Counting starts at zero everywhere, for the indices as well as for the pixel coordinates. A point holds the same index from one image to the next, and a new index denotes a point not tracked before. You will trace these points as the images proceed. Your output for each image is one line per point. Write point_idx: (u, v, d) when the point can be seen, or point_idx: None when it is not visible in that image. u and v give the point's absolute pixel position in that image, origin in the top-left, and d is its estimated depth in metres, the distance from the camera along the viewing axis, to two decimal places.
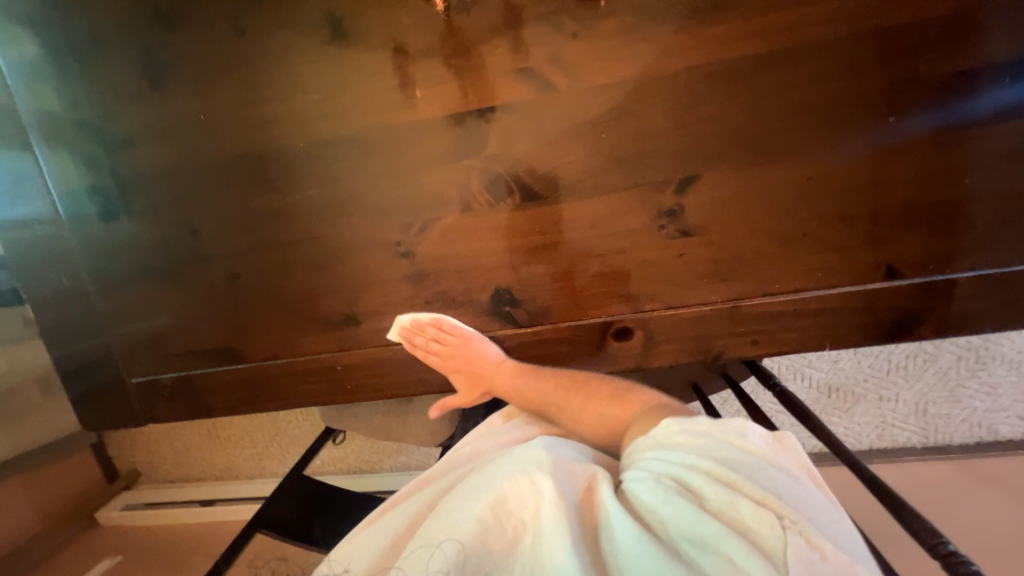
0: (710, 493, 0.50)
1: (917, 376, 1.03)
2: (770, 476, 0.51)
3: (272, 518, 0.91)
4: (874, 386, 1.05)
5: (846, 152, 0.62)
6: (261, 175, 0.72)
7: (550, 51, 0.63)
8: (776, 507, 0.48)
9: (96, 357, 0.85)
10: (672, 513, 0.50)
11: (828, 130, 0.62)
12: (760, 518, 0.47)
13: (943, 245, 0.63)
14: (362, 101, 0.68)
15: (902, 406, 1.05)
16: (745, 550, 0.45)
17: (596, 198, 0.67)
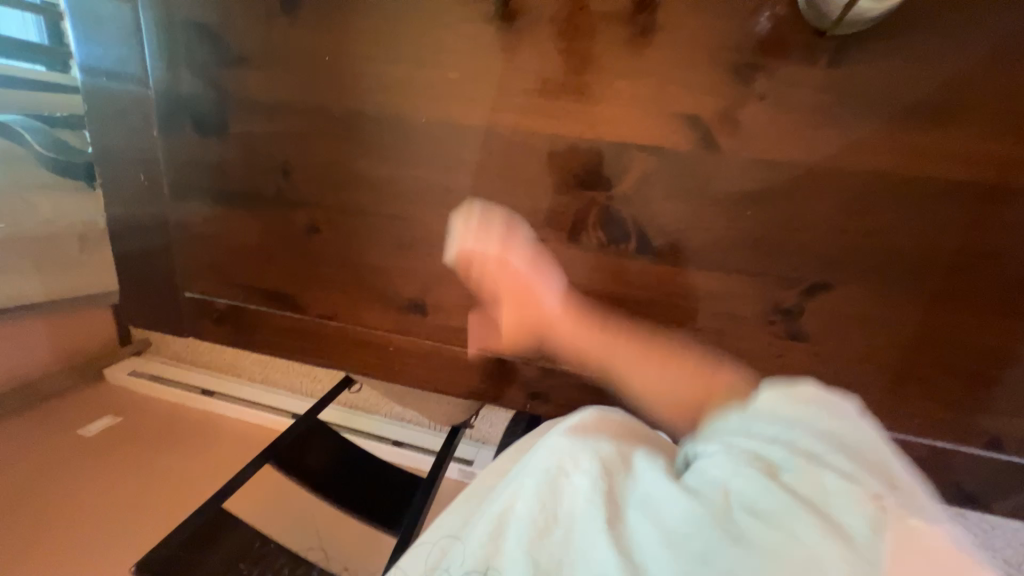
0: (786, 469, 0.40)
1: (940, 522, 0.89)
2: (870, 450, 0.42)
3: (301, 466, 0.99)
4: None
5: (998, 310, 0.57)
6: (372, 138, 0.68)
7: (724, 106, 0.56)
8: (868, 489, 0.38)
9: (154, 259, 0.83)
10: (746, 491, 0.40)
11: (989, 281, 0.57)
12: (874, 476, 0.39)
13: None
14: (501, 93, 0.62)
15: None
16: (819, 528, 0.36)
17: (713, 272, 0.62)
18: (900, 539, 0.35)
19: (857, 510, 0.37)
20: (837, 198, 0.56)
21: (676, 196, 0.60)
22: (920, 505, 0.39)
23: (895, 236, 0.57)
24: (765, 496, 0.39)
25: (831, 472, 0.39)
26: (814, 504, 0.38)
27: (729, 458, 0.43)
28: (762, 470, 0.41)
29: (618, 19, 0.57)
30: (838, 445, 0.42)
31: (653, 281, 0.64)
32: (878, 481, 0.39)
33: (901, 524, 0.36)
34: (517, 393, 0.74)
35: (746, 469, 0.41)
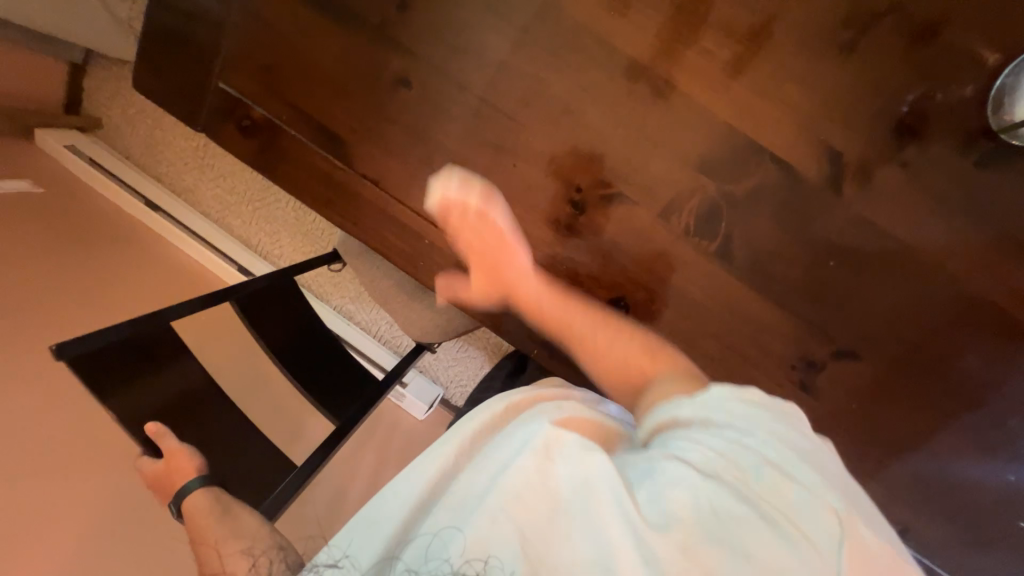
0: (757, 480, 0.46)
1: None
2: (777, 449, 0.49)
3: (262, 329, 0.92)
4: None
5: (970, 437, 0.64)
6: (517, 19, 0.61)
7: (867, 157, 0.56)
8: (795, 479, 0.46)
9: (197, 26, 0.70)
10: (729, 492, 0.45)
11: (975, 408, 0.63)
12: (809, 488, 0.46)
13: (954, 550, 0.68)
14: (672, 38, 0.58)
15: None
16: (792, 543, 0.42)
17: (768, 303, 0.64)
18: (855, 543, 0.44)
19: (822, 526, 0.44)
20: (907, 283, 0.60)
21: (778, 219, 0.60)
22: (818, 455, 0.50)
23: (931, 337, 0.61)
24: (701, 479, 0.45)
25: (758, 459, 0.47)
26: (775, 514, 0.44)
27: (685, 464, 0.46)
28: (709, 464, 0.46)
29: (824, 22, 0.54)
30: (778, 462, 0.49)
31: (709, 287, 0.65)
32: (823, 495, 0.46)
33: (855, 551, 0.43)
34: (532, 338, 0.73)
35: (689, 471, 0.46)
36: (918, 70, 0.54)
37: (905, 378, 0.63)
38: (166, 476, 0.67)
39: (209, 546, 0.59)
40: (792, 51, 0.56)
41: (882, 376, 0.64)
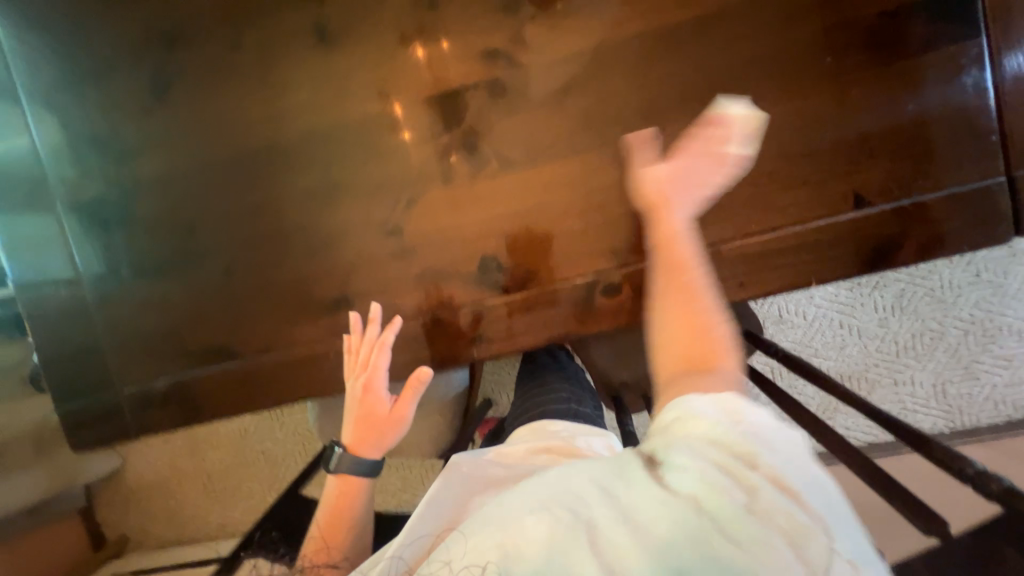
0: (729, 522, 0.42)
1: (921, 359, 1.46)
2: (752, 487, 0.44)
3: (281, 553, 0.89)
4: (883, 370, 1.48)
5: (802, 92, 0.66)
6: (258, 172, 0.76)
7: (512, 32, 0.70)
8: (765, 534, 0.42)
9: (87, 368, 0.84)
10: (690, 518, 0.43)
11: (774, 75, 0.66)
12: (771, 538, 0.41)
13: (907, 169, 0.66)
14: (347, 93, 0.74)
15: (910, 387, 1.45)
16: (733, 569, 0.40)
17: (569, 159, 0.71)
18: None
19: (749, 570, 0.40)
20: (627, 60, 0.68)
21: (510, 115, 0.72)
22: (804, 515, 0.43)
23: (689, 72, 0.68)
24: (690, 513, 0.44)
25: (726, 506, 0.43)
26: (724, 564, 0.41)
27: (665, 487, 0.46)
28: (705, 492, 0.44)
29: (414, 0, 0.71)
30: (768, 502, 0.43)
31: (526, 189, 0.73)
32: (782, 547, 0.41)
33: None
34: (460, 345, 0.76)
35: (682, 504, 0.44)
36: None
37: (708, 107, 0.68)
38: (374, 427, 0.79)
39: (338, 528, 0.77)
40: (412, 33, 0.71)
41: (694, 123, 0.68)
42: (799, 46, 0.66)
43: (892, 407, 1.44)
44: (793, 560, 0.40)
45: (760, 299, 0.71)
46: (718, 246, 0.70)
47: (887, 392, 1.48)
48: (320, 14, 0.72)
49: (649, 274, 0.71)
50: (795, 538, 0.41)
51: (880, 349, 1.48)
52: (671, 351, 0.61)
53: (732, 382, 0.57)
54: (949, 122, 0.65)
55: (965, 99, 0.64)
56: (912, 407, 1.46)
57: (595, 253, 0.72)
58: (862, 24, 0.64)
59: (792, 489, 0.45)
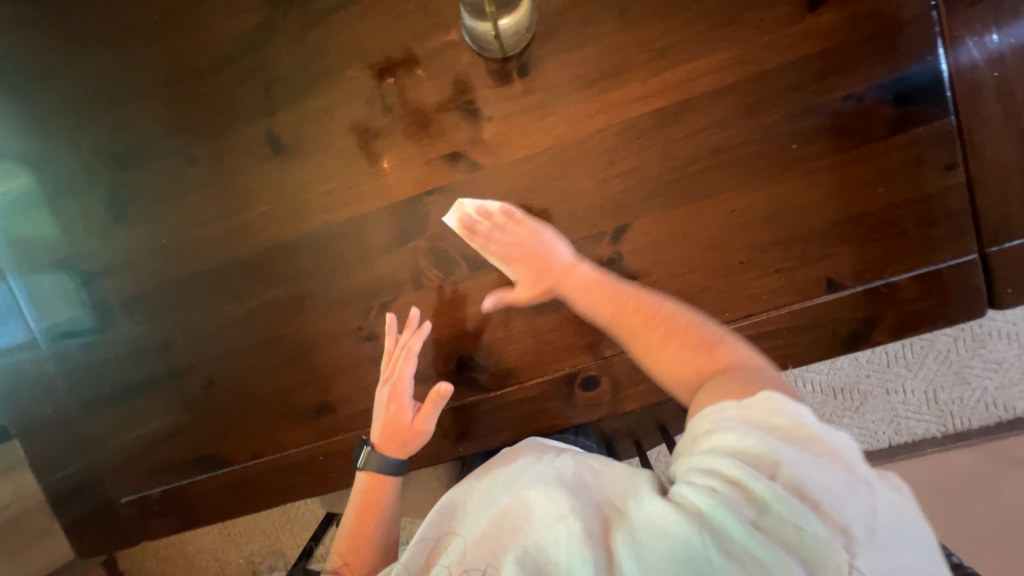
0: (781, 513, 0.38)
1: (919, 364, 1.06)
2: (796, 456, 0.40)
3: None
4: (879, 380, 1.07)
5: (769, 178, 0.65)
6: (228, 286, 0.75)
7: (472, 134, 0.68)
8: (826, 523, 0.38)
9: (83, 482, 0.85)
10: (742, 507, 0.38)
11: (741, 164, 0.65)
12: (835, 514, 0.38)
13: (878, 251, 0.65)
14: (308, 202, 0.72)
15: (911, 396, 1.06)
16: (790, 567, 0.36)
17: (539, 258, 0.70)
18: None
19: (823, 569, 0.36)
20: (593, 157, 0.67)
21: (477, 216, 0.70)
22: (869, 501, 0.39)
23: (656, 166, 0.66)
24: (741, 513, 0.38)
25: (786, 491, 0.39)
26: (796, 546, 0.37)
27: (698, 490, 0.40)
28: (752, 492, 0.39)
29: (370, 107, 0.69)
30: (816, 469, 0.40)
31: (498, 289, 0.72)
32: (847, 513, 0.38)
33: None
34: (445, 442, 0.77)
35: (728, 504, 0.39)
36: (443, 70, 0.67)
37: (677, 201, 0.66)
38: (397, 437, 0.71)
39: (369, 520, 0.67)
40: (370, 140, 0.69)
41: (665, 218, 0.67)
42: (764, 134, 0.64)
43: (899, 418, 1.06)
44: (861, 532, 0.38)
45: None
46: None
47: (875, 406, 1.07)
48: (273, 125, 0.70)
49: (627, 366, 0.71)
50: (851, 493, 0.39)
51: (869, 357, 1.07)
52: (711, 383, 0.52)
53: (727, 368, 0.52)
54: (920, 205, 0.64)
55: (934, 179, 0.63)
56: (910, 416, 1.06)
57: (534, 254, 0.68)
58: (830, 110, 0.63)
59: (827, 447, 0.42)
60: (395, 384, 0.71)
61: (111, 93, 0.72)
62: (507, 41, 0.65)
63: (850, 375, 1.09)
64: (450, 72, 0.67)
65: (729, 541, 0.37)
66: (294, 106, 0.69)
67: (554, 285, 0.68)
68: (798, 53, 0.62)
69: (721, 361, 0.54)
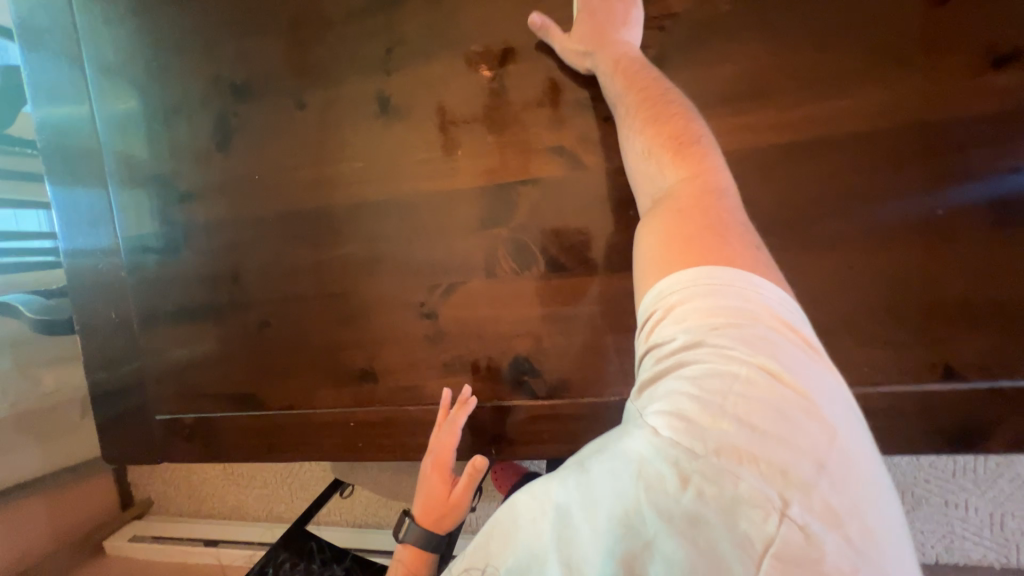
0: (704, 449, 0.33)
1: (989, 482, 0.92)
2: (742, 393, 0.35)
3: None
4: (938, 489, 0.95)
5: (900, 239, 0.58)
6: (304, 233, 0.76)
7: (582, 132, 0.65)
8: (756, 456, 0.33)
9: (127, 391, 0.88)
10: (666, 448, 0.34)
11: (871, 218, 0.59)
12: (772, 458, 0.33)
13: (1012, 347, 0.57)
14: (401, 168, 0.71)
15: (974, 515, 0.94)
16: (713, 506, 0.32)
17: (623, 272, 0.66)
18: (786, 547, 0.31)
19: (750, 518, 0.31)
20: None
21: (569, 215, 0.67)
22: (819, 438, 0.34)
23: (773, 202, 0.61)
24: (675, 460, 0.33)
25: (721, 421, 0.34)
26: (728, 494, 0.32)
27: (644, 432, 0.36)
28: (691, 436, 0.34)
29: (485, 86, 0.67)
30: (761, 411, 0.34)
31: (571, 295, 0.68)
32: (785, 456, 0.33)
33: (793, 533, 0.31)
34: (478, 440, 0.73)
35: (665, 450, 0.34)
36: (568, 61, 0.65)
37: (789, 243, 0.61)
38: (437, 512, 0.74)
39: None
40: (477, 118, 0.68)
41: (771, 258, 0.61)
42: (904, 191, 0.58)
43: (953, 536, 0.95)
44: (802, 471, 0.32)
45: None
46: None
47: (927, 516, 0.96)
48: (385, 85, 0.70)
49: None
50: (804, 442, 0.33)
51: (935, 463, 0.96)
52: (679, 216, 0.48)
53: (712, 193, 0.49)
54: None
55: None
56: (967, 537, 0.95)
57: (602, 24, 0.62)
58: (990, 180, 0.56)
59: (786, 389, 0.35)
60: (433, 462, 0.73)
61: (242, 26, 0.75)
62: (642, 43, 0.62)
63: (907, 476, 0.97)
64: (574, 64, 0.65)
65: (657, 493, 0.33)
66: (411, 70, 0.69)
67: (605, 60, 0.60)
68: (964, 111, 0.56)
69: (703, 171, 0.51)
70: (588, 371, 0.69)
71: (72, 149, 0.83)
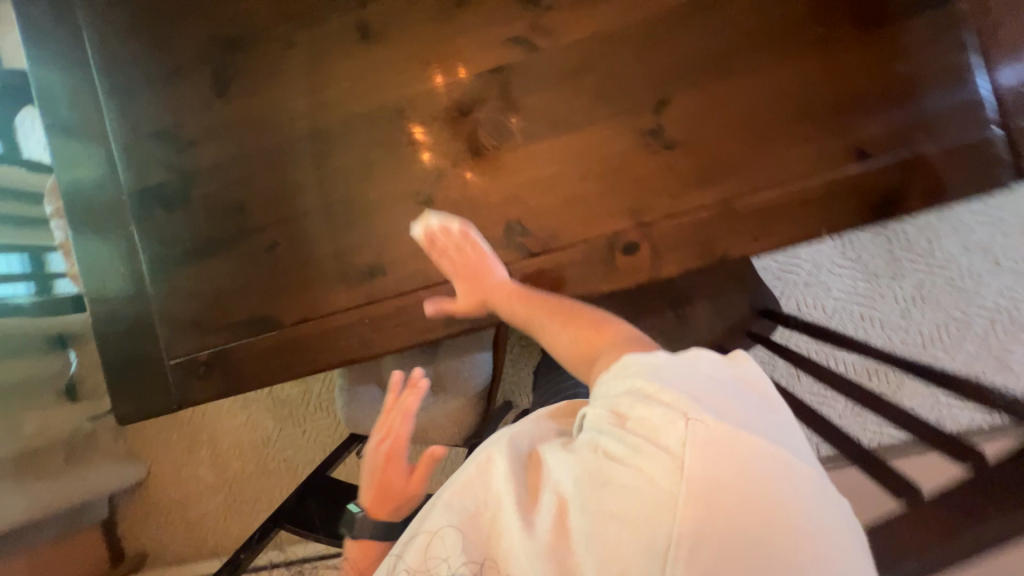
0: (635, 415, 0.53)
1: (909, 307, 1.43)
2: (656, 402, 0.52)
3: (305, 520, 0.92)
4: (881, 309, 1.44)
5: (797, 57, 0.73)
6: (303, 154, 0.84)
7: (533, 21, 0.78)
8: (679, 406, 0.50)
9: (138, 342, 0.89)
10: (595, 432, 0.56)
11: (772, 45, 0.73)
12: (673, 394, 0.52)
13: (903, 123, 0.71)
14: (384, 81, 0.82)
15: (909, 334, 1.43)
16: (647, 454, 0.49)
17: (586, 128, 0.77)
18: (695, 440, 0.47)
19: (667, 429, 0.49)
20: (636, 40, 0.76)
21: (534, 91, 0.79)
22: (716, 398, 0.53)
23: (693, 48, 0.75)
24: (616, 443, 0.53)
25: (646, 405, 0.53)
26: (652, 428, 0.51)
27: (583, 447, 0.56)
28: (619, 428, 0.53)
29: (447, 0, 0.81)
30: (686, 396, 0.52)
31: (547, 157, 0.78)
32: (687, 406, 0.50)
33: (699, 429, 0.48)
34: (488, 306, 0.80)
35: (603, 423, 0.55)
36: None
37: (714, 76, 0.74)
38: (390, 498, 0.83)
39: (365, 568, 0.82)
40: (445, 27, 0.81)
41: (702, 92, 0.75)
42: (789, 21, 0.73)
43: (908, 330, 1.43)
44: (698, 405, 0.50)
45: (775, 250, 0.74)
46: (729, 202, 0.74)
47: (874, 330, 1.43)
48: (363, 15, 0.82)
49: (665, 231, 0.76)
50: (715, 420, 0.49)
51: (864, 304, 1.45)
52: (613, 352, 0.67)
53: (593, 311, 0.74)
54: (936, 83, 0.70)
55: (947, 60, 0.70)
56: (901, 326, 1.43)
57: None
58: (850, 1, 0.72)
59: (677, 379, 0.54)
60: (467, 269, 0.77)
61: None
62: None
63: (840, 287, 1.47)
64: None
65: (617, 442, 0.53)
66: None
67: None
68: None
69: (628, 282, 0.77)
70: (573, 220, 0.78)
71: (85, 164, 0.89)
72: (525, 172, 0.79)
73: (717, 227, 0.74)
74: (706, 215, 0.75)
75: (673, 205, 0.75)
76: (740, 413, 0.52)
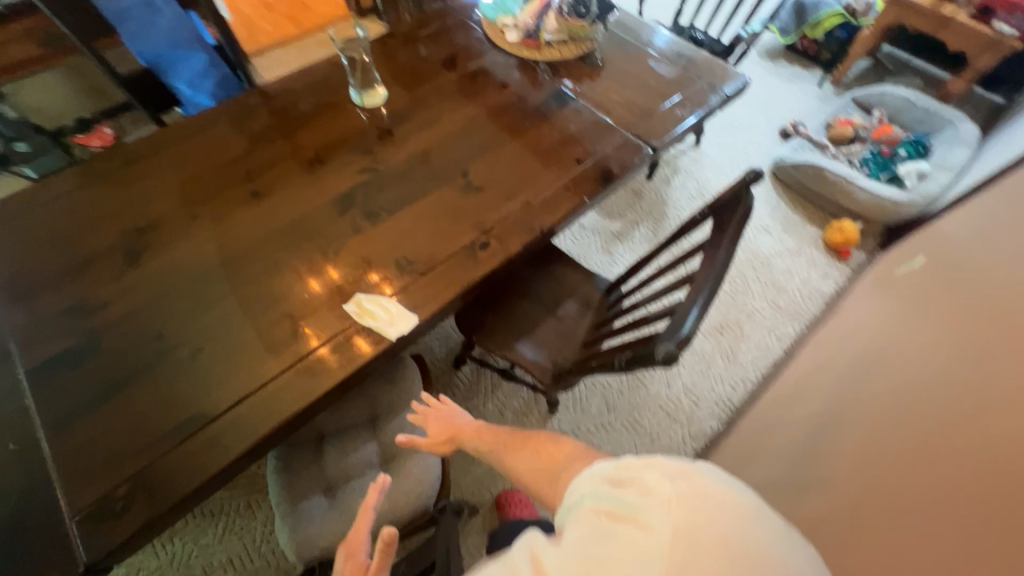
0: (624, 473, 0.65)
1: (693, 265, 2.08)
2: (652, 470, 0.63)
3: None
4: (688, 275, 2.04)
5: (522, 132, 1.32)
6: (217, 276, 1.04)
7: (371, 158, 1.25)
8: (655, 465, 0.63)
9: (30, 515, 0.79)
10: (599, 491, 0.65)
11: (508, 131, 1.32)
12: (665, 470, 0.62)
13: (587, 143, 1.31)
14: (276, 213, 1.14)
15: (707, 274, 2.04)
16: (638, 499, 0.60)
17: (427, 195, 1.19)
18: (681, 493, 0.58)
19: (654, 481, 0.61)
20: (436, 148, 1.27)
21: (385, 188, 1.20)
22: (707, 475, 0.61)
23: (468, 143, 1.29)
24: (615, 493, 0.63)
25: (629, 469, 0.65)
26: (637, 482, 0.62)
27: (590, 504, 0.64)
28: (616, 485, 0.64)
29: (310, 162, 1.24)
30: (674, 465, 0.63)
31: (408, 216, 1.15)
32: (669, 468, 0.62)
33: (683, 485, 0.59)
34: (403, 317, 1.01)
35: (601, 486, 0.65)
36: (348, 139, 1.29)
37: (485, 151, 1.28)
38: None
39: None
40: (313, 175, 1.21)
41: (483, 159, 1.26)
42: (510, 120, 1.34)
43: None
44: (682, 471, 0.61)
45: (566, 216, 1.19)
46: (528, 201, 1.19)
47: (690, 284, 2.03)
48: (252, 184, 1.19)
49: (500, 227, 1.14)
50: (700, 478, 0.59)
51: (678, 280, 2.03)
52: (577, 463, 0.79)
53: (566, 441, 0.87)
54: (590, 125, 1.35)
55: (588, 116, 1.37)
56: None
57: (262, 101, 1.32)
58: (533, 107, 1.38)
59: (676, 470, 0.62)
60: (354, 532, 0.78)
61: (137, 199, 1.15)
62: (377, 121, 1.32)
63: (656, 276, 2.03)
64: (351, 139, 1.29)
65: (616, 504, 0.61)
66: (265, 173, 1.21)
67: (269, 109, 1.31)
68: (507, 94, 1.40)
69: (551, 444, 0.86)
70: (441, 242, 1.12)
71: None
72: (396, 229, 1.13)
73: (528, 215, 1.17)
74: (518, 211, 1.17)
75: (498, 213, 1.17)
76: (734, 484, 0.61)
